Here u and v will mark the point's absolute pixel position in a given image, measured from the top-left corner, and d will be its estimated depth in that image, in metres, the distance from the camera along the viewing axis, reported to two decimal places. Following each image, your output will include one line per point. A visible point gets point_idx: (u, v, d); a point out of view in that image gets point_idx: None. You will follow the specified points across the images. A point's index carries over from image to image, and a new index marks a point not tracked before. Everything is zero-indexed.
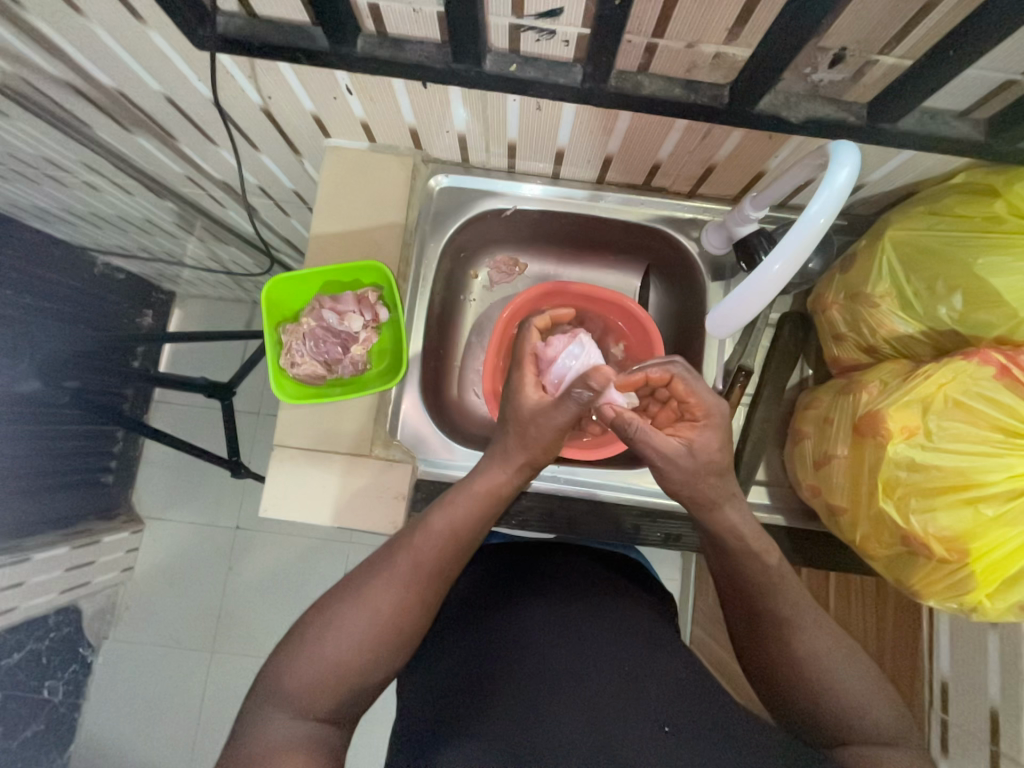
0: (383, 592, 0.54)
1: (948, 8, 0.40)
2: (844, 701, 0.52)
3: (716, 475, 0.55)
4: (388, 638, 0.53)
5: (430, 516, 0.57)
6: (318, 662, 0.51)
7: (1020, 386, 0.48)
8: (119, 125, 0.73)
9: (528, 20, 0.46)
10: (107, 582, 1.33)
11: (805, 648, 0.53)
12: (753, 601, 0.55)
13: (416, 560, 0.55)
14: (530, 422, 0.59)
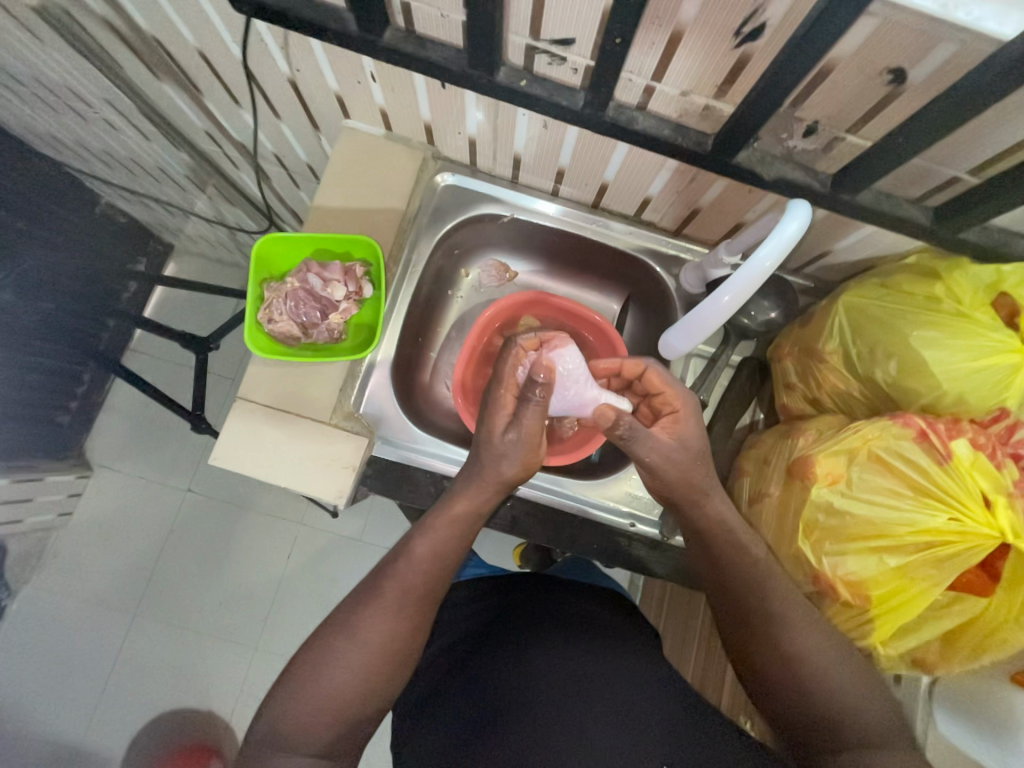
0: (372, 622, 0.57)
1: (903, 102, 0.45)
2: (835, 699, 0.52)
3: (705, 467, 0.59)
4: (378, 668, 0.56)
5: (415, 544, 0.59)
6: (316, 699, 0.54)
7: (935, 451, 0.51)
8: (149, 69, 0.75)
9: (542, 42, 0.50)
10: (41, 523, 1.29)
11: (795, 646, 0.53)
12: (743, 598, 0.56)
13: (403, 587, 0.58)
14: (505, 451, 0.60)
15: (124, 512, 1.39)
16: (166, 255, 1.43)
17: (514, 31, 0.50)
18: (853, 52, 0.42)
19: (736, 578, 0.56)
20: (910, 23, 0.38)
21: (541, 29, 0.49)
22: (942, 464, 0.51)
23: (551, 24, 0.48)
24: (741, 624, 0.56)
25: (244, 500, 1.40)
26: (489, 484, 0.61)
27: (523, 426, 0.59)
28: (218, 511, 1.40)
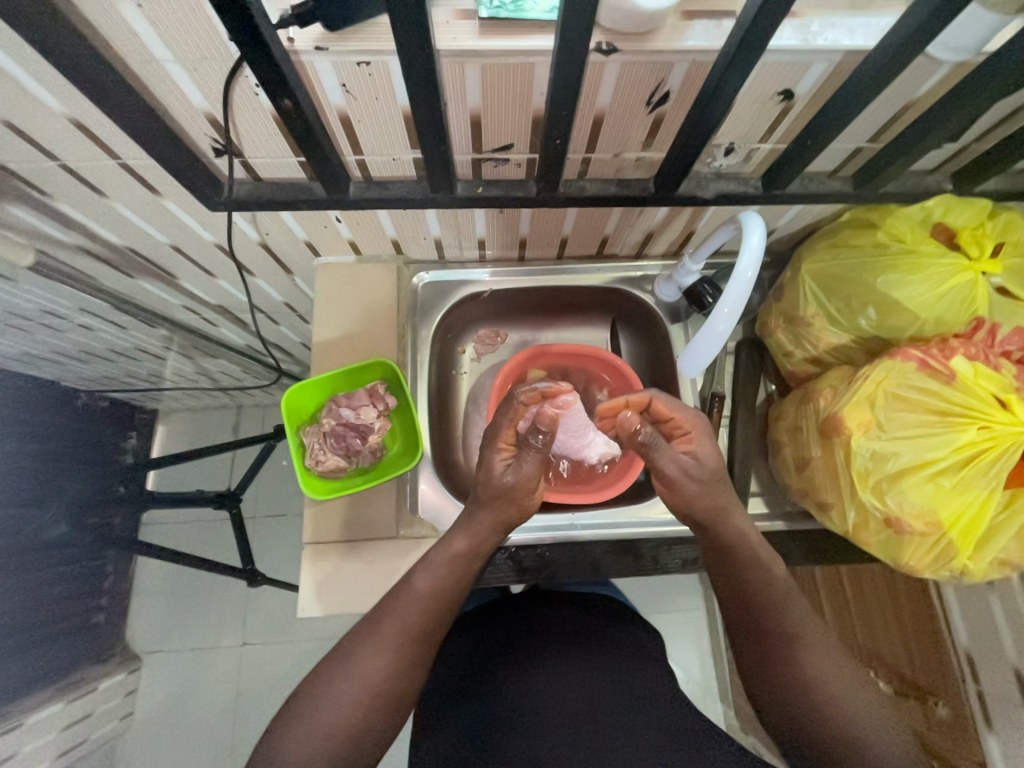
0: (372, 660, 0.56)
1: (800, 111, 0.54)
2: (851, 725, 0.54)
3: (723, 483, 0.63)
4: (375, 708, 0.55)
5: (415, 580, 0.61)
6: (312, 735, 0.53)
7: (940, 374, 0.58)
8: (124, 273, 0.80)
9: (487, 153, 0.57)
10: (106, 735, 1.22)
11: (813, 667, 0.57)
12: (763, 617, 0.60)
13: (401, 625, 0.58)
14: (501, 489, 0.63)
15: (186, 692, 1.33)
16: (154, 422, 1.45)
17: (459, 152, 0.57)
18: (747, 89, 0.50)
19: (756, 595, 0.60)
20: (787, 60, 0.46)
21: (483, 144, 0.56)
22: (950, 383, 0.57)
23: (489, 139, 0.55)
24: (760, 644, 0.59)
25: (305, 637, 1.37)
26: (483, 526, 0.64)
27: (521, 470, 0.62)
28: (282, 656, 1.35)
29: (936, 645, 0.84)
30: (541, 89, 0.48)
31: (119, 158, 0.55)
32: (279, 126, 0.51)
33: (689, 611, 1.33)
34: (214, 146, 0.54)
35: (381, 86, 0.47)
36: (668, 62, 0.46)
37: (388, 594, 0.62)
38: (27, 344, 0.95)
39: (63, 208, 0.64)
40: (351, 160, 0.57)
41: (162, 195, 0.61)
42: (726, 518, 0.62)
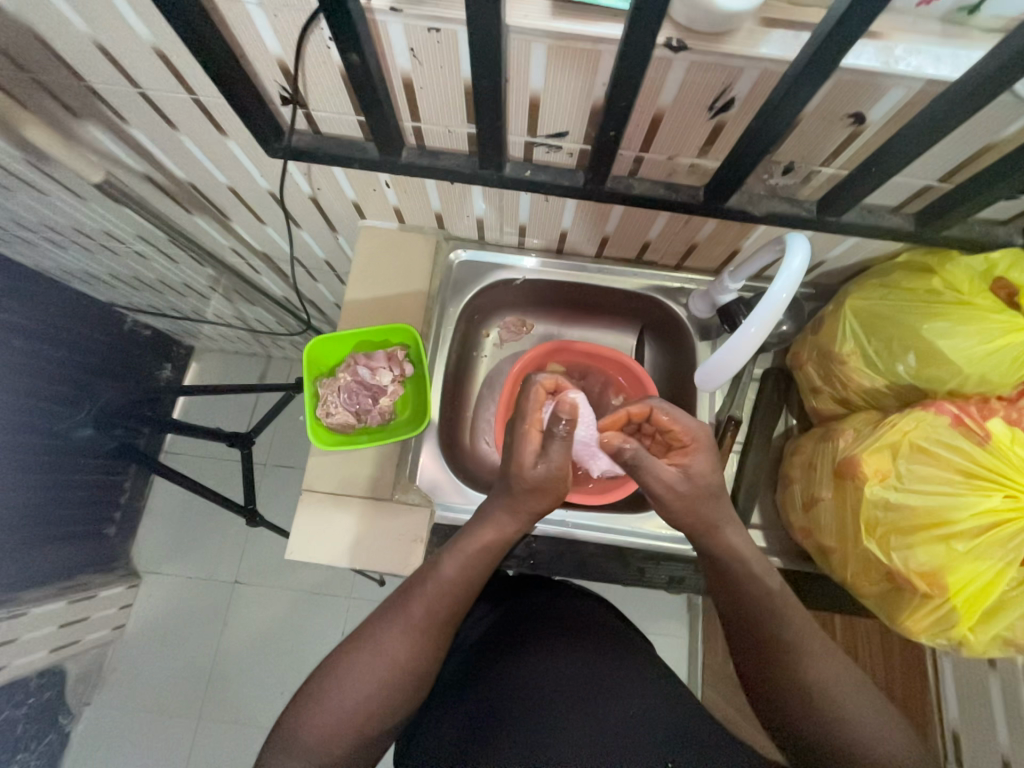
0: (399, 642, 0.57)
1: (868, 138, 0.52)
2: (856, 734, 0.53)
3: (713, 499, 0.59)
4: (400, 685, 0.56)
5: (442, 566, 0.60)
6: (339, 710, 0.54)
7: (973, 434, 0.55)
8: (182, 208, 0.84)
9: (540, 138, 0.57)
10: (97, 640, 1.30)
11: (816, 679, 0.55)
12: (764, 632, 0.57)
13: (429, 608, 0.58)
14: (535, 482, 0.60)
15: (176, 615, 1.40)
16: (188, 357, 1.51)
17: (514, 132, 0.57)
18: (815, 107, 0.48)
19: (755, 607, 0.57)
20: (863, 81, 0.45)
21: (538, 128, 0.56)
22: (982, 445, 0.54)
23: (545, 124, 0.55)
24: (760, 660, 0.57)
25: (293, 586, 1.41)
26: (519, 514, 0.62)
27: (551, 462, 0.59)
28: (270, 599, 1.40)
29: (922, 720, 0.81)
30: (604, 78, 0.48)
31: (194, 94, 0.58)
32: (345, 83, 0.53)
33: (670, 635, 1.31)
34: (282, 94, 0.56)
35: (448, 56, 0.48)
36: (738, 68, 0.45)
37: (416, 576, 0.61)
38: (86, 261, 1.01)
39: (137, 135, 0.68)
40: (408, 126, 0.58)
41: (228, 136, 0.64)
42: (735, 543, 0.59)
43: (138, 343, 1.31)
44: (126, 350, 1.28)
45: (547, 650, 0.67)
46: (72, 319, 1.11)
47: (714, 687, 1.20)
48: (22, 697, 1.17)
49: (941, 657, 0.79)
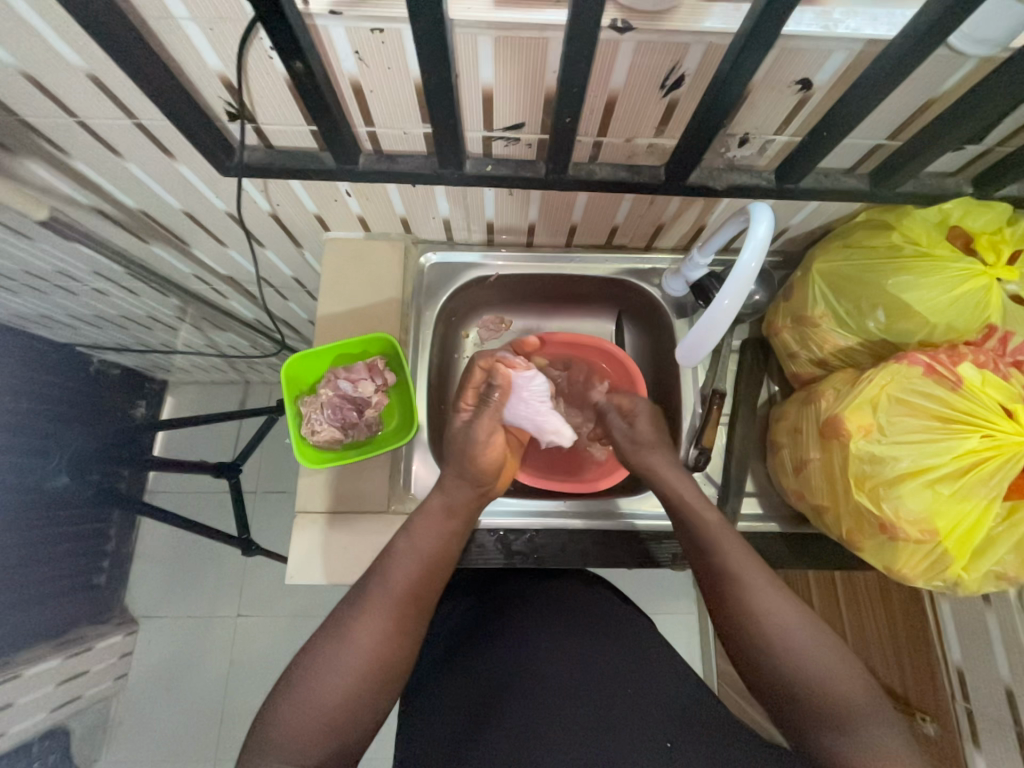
0: (364, 625, 0.56)
1: (817, 102, 0.53)
2: (809, 674, 0.52)
3: (648, 451, 0.70)
4: (370, 673, 0.54)
5: (399, 541, 0.62)
6: (306, 705, 0.52)
7: (946, 380, 0.57)
8: (138, 239, 0.81)
9: (497, 132, 0.57)
10: (99, 694, 1.25)
11: (770, 619, 0.55)
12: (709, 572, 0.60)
13: (390, 585, 0.58)
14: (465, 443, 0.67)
15: (179, 657, 1.36)
16: (162, 392, 1.47)
17: (470, 129, 0.57)
18: (763, 76, 0.49)
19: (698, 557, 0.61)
20: (805, 46, 0.46)
21: (494, 123, 0.56)
22: (956, 390, 0.56)
23: (500, 117, 0.55)
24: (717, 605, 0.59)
25: (298, 611, 1.38)
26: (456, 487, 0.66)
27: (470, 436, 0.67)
28: (275, 629, 1.37)
29: (928, 662, 0.83)
30: (555, 66, 0.48)
31: (135, 119, 0.56)
32: (292, 92, 0.52)
33: (679, 612, 1.33)
34: (228, 110, 0.55)
35: (394, 56, 0.47)
36: (684, 43, 0.45)
37: (408, 570, 0.60)
38: (42, 304, 0.97)
39: (80, 167, 0.65)
40: (362, 131, 0.57)
41: (176, 159, 0.62)
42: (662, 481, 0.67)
43: (107, 383, 1.27)
44: (95, 392, 1.24)
45: (541, 649, 0.67)
46: (33, 366, 1.07)
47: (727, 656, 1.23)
48: (26, 763, 1.13)
49: (940, 600, 0.81)
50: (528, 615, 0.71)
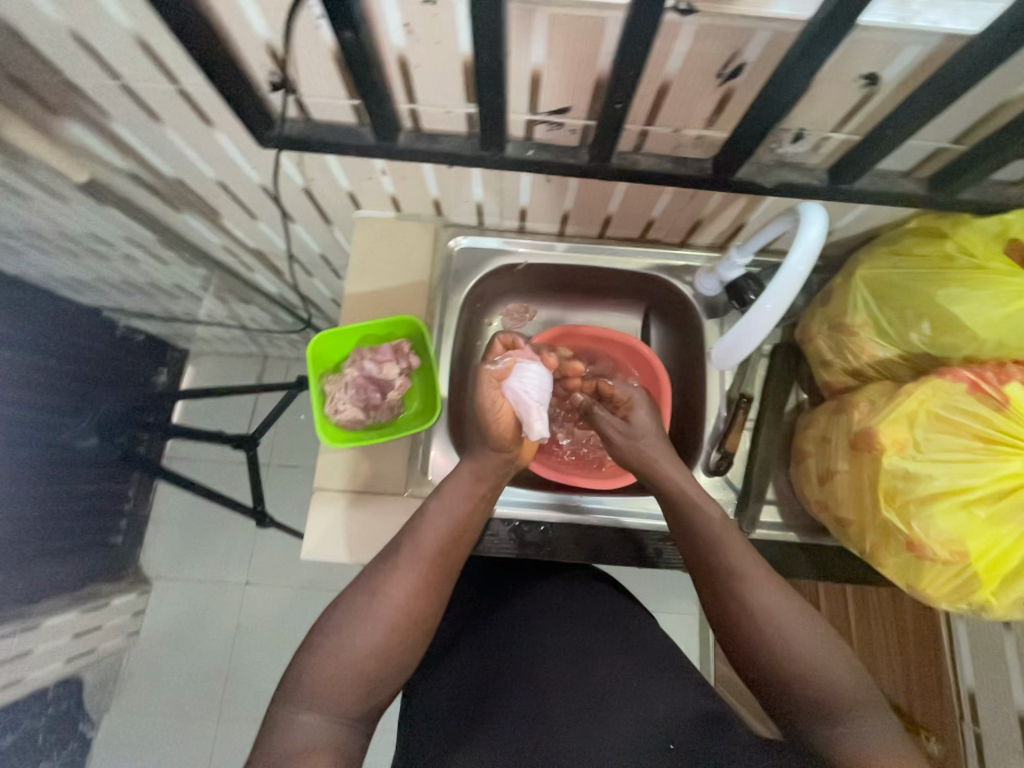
0: (397, 580, 0.57)
1: (881, 100, 0.50)
2: (806, 663, 0.53)
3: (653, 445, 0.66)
4: (400, 627, 0.55)
5: (429, 504, 0.62)
6: (338, 656, 0.53)
7: (991, 399, 0.54)
8: (171, 206, 0.81)
9: (541, 115, 0.55)
10: (113, 647, 1.30)
11: (779, 622, 0.55)
12: (707, 560, 0.59)
13: (423, 545, 0.59)
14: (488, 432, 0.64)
15: (189, 619, 1.40)
16: (184, 360, 1.49)
17: (514, 110, 0.55)
18: (828, 69, 0.47)
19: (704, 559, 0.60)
20: (878, 39, 0.43)
21: (539, 105, 0.54)
22: (1001, 409, 0.54)
23: (547, 100, 0.53)
24: (712, 595, 0.59)
25: (304, 584, 1.41)
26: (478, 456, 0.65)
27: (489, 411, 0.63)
28: (283, 599, 1.40)
29: (937, 682, 0.82)
30: (610, 47, 0.46)
31: (178, 83, 0.55)
32: (337, 64, 0.50)
33: (681, 613, 1.33)
34: (271, 79, 0.54)
35: (445, 31, 0.46)
36: (749, 29, 0.43)
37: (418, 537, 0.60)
38: (74, 266, 0.98)
39: (119, 130, 0.65)
40: (404, 108, 0.56)
41: (215, 127, 0.62)
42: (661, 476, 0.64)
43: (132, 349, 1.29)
44: (120, 357, 1.26)
45: (541, 638, 0.68)
46: (62, 328, 1.09)
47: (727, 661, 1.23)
48: (42, 708, 1.17)
49: (956, 621, 0.80)
50: (537, 608, 0.72)
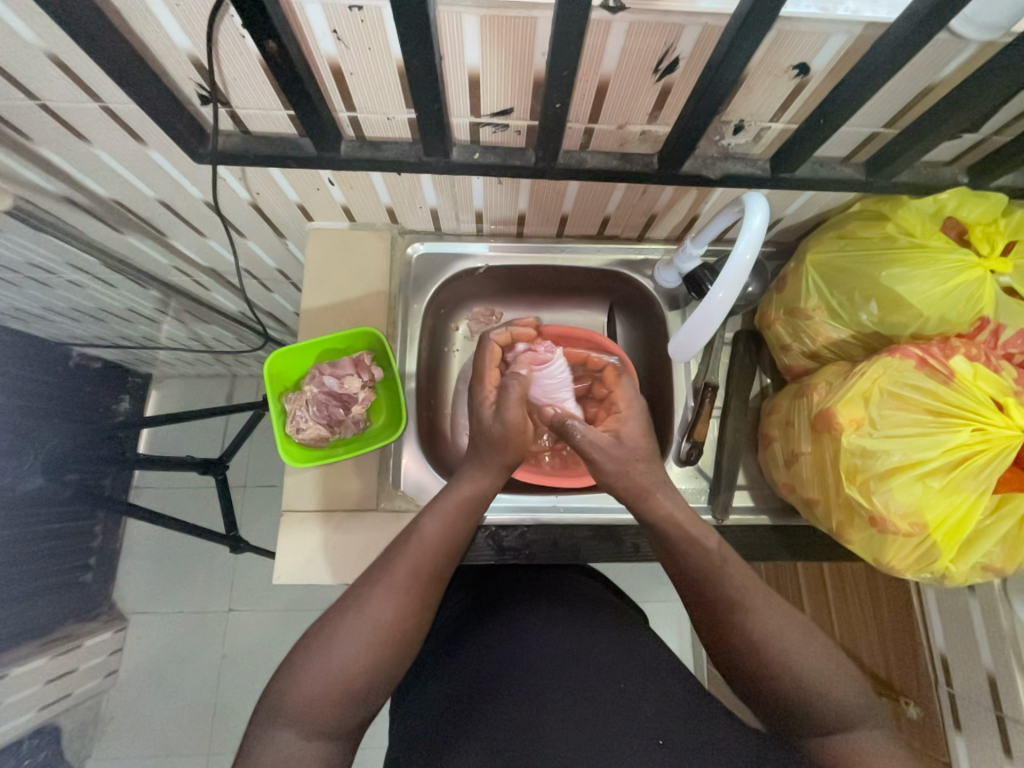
0: (382, 601, 0.55)
1: (813, 89, 0.51)
2: (805, 682, 0.53)
3: (642, 463, 0.63)
4: (386, 647, 0.53)
5: (423, 522, 0.60)
6: (321, 677, 0.51)
7: (938, 373, 0.56)
8: (113, 229, 0.78)
9: (484, 118, 0.55)
10: (90, 690, 1.24)
11: (782, 648, 0.54)
12: (704, 587, 0.57)
13: (413, 565, 0.57)
14: (491, 432, 0.64)
15: (170, 654, 1.35)
16: (147, 386, 1.44)
17: (456, 114, 0.55)
18: (758, 61, 0.47)
19: (705, 588, 0.57)
20: (803, 29, 0.44)
21: (481, 108, 0.53)
22: (948, 383, 0.56)
23: (488, 102, 0.53)
24: (710, 620, 0.57)
25: (288, 606, 1.37)
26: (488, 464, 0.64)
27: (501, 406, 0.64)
28: (267, 624, 1.36)
29: (912, 648, 0.85)
30: (544, 48, 0.46)
31: (101, 102, 0.53)
32: (267, 74, 0.49)
33: (669, 601, 1.34)
34: (199, 93, 0.52)
35: (374, 37, 0.45)
36: (678, 25, 0.43)
37: (396, 544, 0.60)
38: (14, 296, 0.93)
39: (46, 153, 0.62)
40: (343, 117, 0.55)
41: (148, 145, 0.59)
42: (654, 504, 0.61)
43: (87, 378, 1.24)
44: (76, 387, 1.21)
45: (525, 637, 0.67)
46: (7, 362, 1.04)
47: None
48: (16, 761, 1.11)
49: (925, 588, 0.82)
50: (522, 610, 0.71)
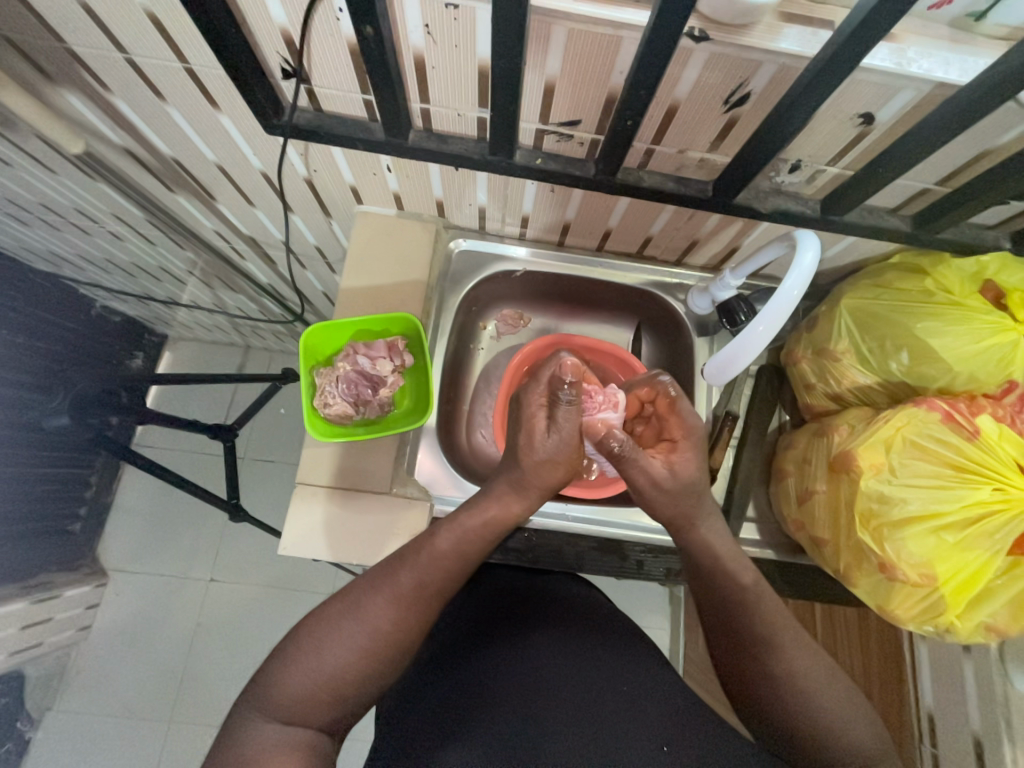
0: (383, 611, 0.53)
1: (875, 139, 0.53)
2: (837, 734, 0.54)
3: (694, 496, 0.60)
4: (378, 653, 0.53)
5: (438, 538, 0.56)
6: (313, 675, 0.51)
7: (962, 429, 0.57)
8: (165, 186, 0.79)
9: (551, 126, 0.56)
10: (61, 641, 1.23)
11: (823, 701, 0.54)
12: (740, 622, 0.58)
13: (420, 581, 0.55)
14: (546, 456, 0.59)
15: (146, 615, 1.34)
16: (161, 346, 1.45)
17: (526, 119, 0.56)
18: (826, 106, 0.49)
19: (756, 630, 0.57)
20: (876, 81, 0.46)
21: (550, 116, 0.55)
22: (972, 439, 0.57)
23: (558, 112, 0.54)
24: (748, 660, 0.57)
25: (271, 583, 1.37)
26: (524, 492, 0.60)
27: (566, 430, 0.58)
28: (247, 598, 1.35)
29: (898, 702, 0.85)
30: (623, 66, 0.48)
31: (186, 62, 0.55)
32: (353, 58, 0.51)
33: (652, 627, 1.34)
34: (284, 67, 0.53)
35: (463, 35, 0.47)
36: (757, 62, 0.45)
37: (414, 541, 0.58)
38: (54, 239, 0.95)
39: (118, 104, 0.63)
40: (416, 108, 0.57)
41: (220, 109, 0.61)
42: (697, 536, 0.60)
43: (107, 330, 1.25)
44: (94, 337, 1.22)
45: (539, 644, 0.65)
46: (34, 304, 1.05)
47: (696, 677, 1.24)
48: None
49: (919, 644, 0.82)
50: (525, 615, 0.69)
